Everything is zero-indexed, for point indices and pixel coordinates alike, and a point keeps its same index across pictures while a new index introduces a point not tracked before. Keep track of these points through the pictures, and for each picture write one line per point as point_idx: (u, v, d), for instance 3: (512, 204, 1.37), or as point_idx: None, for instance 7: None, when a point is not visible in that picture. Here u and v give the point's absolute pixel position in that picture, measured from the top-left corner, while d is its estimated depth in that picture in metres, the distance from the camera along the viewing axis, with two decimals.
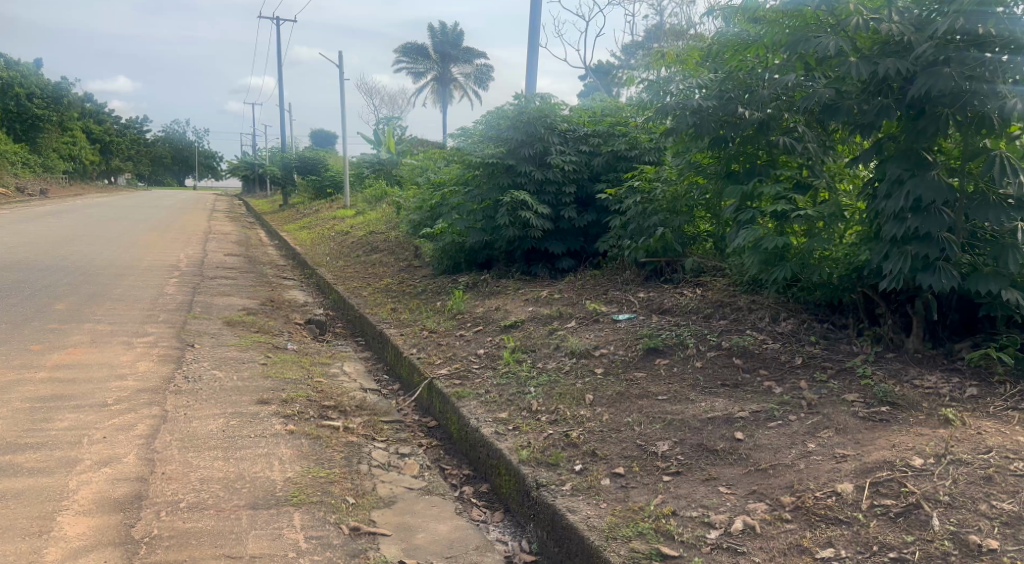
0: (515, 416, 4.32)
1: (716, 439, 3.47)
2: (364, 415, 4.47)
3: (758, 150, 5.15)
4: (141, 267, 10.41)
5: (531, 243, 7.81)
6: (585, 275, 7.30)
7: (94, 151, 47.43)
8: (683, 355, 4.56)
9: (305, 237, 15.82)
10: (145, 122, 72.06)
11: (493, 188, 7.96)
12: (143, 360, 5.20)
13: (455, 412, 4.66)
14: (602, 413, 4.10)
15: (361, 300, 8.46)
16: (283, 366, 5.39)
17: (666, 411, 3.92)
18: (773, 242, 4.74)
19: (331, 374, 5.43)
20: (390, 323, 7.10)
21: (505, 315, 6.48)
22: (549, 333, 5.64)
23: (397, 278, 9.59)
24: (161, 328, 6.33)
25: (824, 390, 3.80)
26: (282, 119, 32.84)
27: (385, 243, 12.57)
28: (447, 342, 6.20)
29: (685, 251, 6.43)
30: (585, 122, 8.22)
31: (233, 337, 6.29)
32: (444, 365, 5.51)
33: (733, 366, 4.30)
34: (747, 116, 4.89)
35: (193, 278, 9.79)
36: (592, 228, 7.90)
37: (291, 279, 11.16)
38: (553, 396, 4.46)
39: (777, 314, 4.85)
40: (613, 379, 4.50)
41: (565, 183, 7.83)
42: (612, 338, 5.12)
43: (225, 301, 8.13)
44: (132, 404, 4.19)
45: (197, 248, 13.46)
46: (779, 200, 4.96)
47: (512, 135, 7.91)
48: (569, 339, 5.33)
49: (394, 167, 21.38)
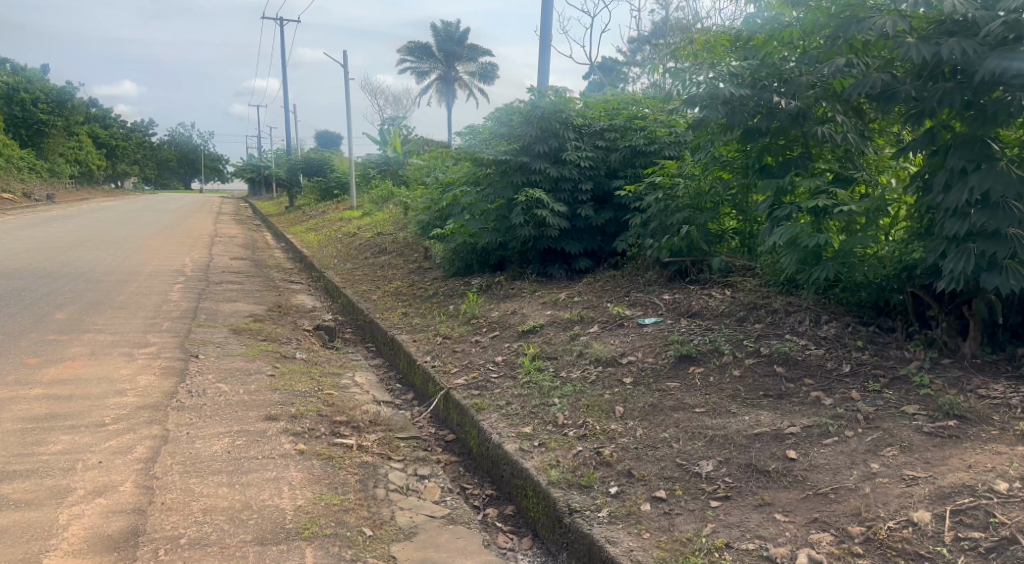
0: (540, 431, 4.03)
1: (766, 459, 3.17)
2: (378, 432, 4.18)
3: (793, 141, 4.85)
4: (145, 272, 10.15)
5: (547, 243, 7.50)
6: (605, 275, 6.99)
7: (99, 155, 47.28)
8: (718, 363, 4.25)
9: (312, 239, 15.54)
10: (150, 126, 72.03)
11: (507, 186, 7.65)
12: (144, 373, 4.92)
13: (474, 426, 4.36)
14: (634, 428, 3.80)
15: (370, 304, 8.17)
16: (292, 377, 5.10)
17: (706, 425, 3.62)
18: (814, 241, 4.44)
19: (341, 384, 5.14)
20: (402, 329, 6.81)
21: (522, 320, 6.18)
22: (570, 338, 5.34)
23: (407, 280, 9.29)
24: (163, 338, 6.06)
25: (879, 402, 3.50)
26: (286, 120, 32.52)
27: (394, 244, 12.27)
28: (463, 349, 5.90)
29: (711, 250, 6.12)
30: (600, 115, 7.90)
31: (239, 346, 6.01)
32: (461, 375, 5.22)
33: (775, 375, 3.99)
34: (784, 106, 4.60)
35: (198, 283, 9.52)
36: (611, 227, 7.58)
37: (298, 283, 10.87)
38: (580, 409, 4.16)
39: (818, 317, 4.54)
40: (644, 389, 4.20)
41: (582, 180, 7.53)
42: (640, 343, 4.81)
43: (230, 307, 7.85)
44: (132, 423, 3.91)
45: (202, 252, 13.18)
46: (816, 195, 4.67)
47: (526, 130, 7.61)
48: (592, 345, 5.03)
49: (401, 167, 21.09)
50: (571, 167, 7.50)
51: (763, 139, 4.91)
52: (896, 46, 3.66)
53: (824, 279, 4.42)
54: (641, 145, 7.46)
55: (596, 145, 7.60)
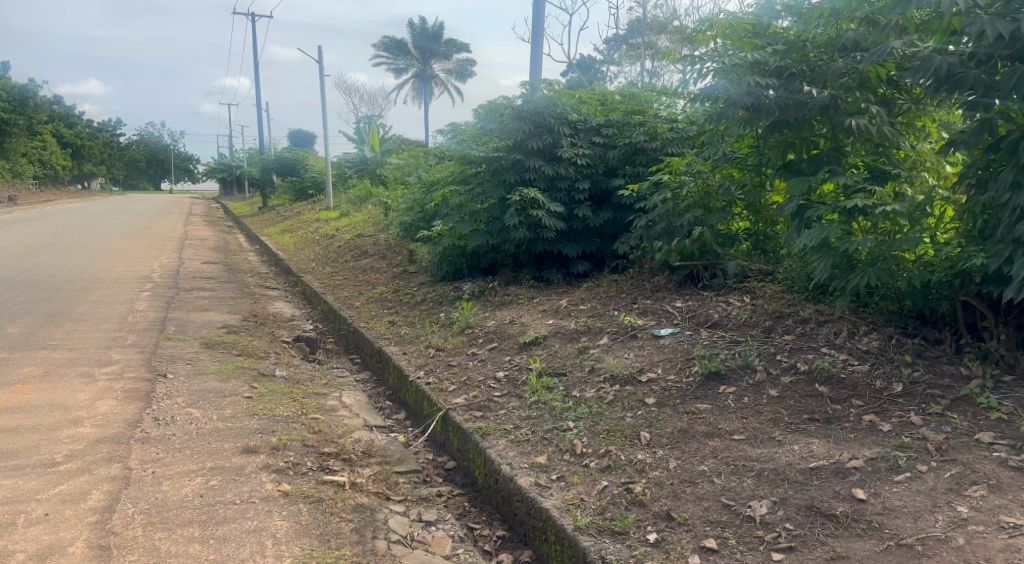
0: (556, 461, 3.58)
1: (829, 500, 2.76)
2: (373, 465, 3.69)
3: (821, 135, 4.43)
4: (110, 280, 9.54)
5: (543, 246, 7.05)
6: (606, 280, 6.57)
7: (65, 155, 45.98)
8: (752, 381, 3.83)
9: (288, 241, 14.96)
10: (118, 126, 70.55)
11: (499, 185, 7.20)
12: (104, 398, 4.38)
13: (480, 453, 3.90)
14: (666, 458, 3.36)
15: (353, 312, 7.67)
16: (272, 399, 4.60)
17: (749, 456, 3.19)
18: (852, 244, 4.03)
19: (328, 406, 4.64)
20: (390, 340, 6.33)
21: (522, 330, 5.72)
22: (578, 352, 4.89)
23: (392, 286, 8.80)
24: (127, 354, 5.51)
25: (947, 428, 3.10)
26: (260, 120, 31.66)
27: (375, 246, 11.75)
28: (459, 364, 5.43)
29: (725, 253, 5.69)
30: (597, 110, 7.45)
31: (213, 363, 5.48)
32: (460, 394, 4.76)
33: (818, 396, 3.58)
34: (815, 95, 4.17)
35: (167, 291, 8.94)
36: (610, 228, 7.14)
37: (276, 288, 10.32)
38: (599, 435, 3.72)
39: (855, 328, 4.12)
40: (670, 411, 3.75)
41: (579, 178, 7.09)
42: (659, 358, 4.37)
43: (202, 317, 7.30)
44: (88, 461, 3.41)
45: (171, 257, 12.57)
46: (849, 194, 4.27)
47: (518, 125, 7.16)
48: (605, 360, 4.59)
49: (379, 167, 20.54)
50: (567, 165, 7.06)
51: (788, 132, 4.49)
52: (968, 22, 3.28)
53: (862, 286, 4.01)
54: (642, 142, 7.02)
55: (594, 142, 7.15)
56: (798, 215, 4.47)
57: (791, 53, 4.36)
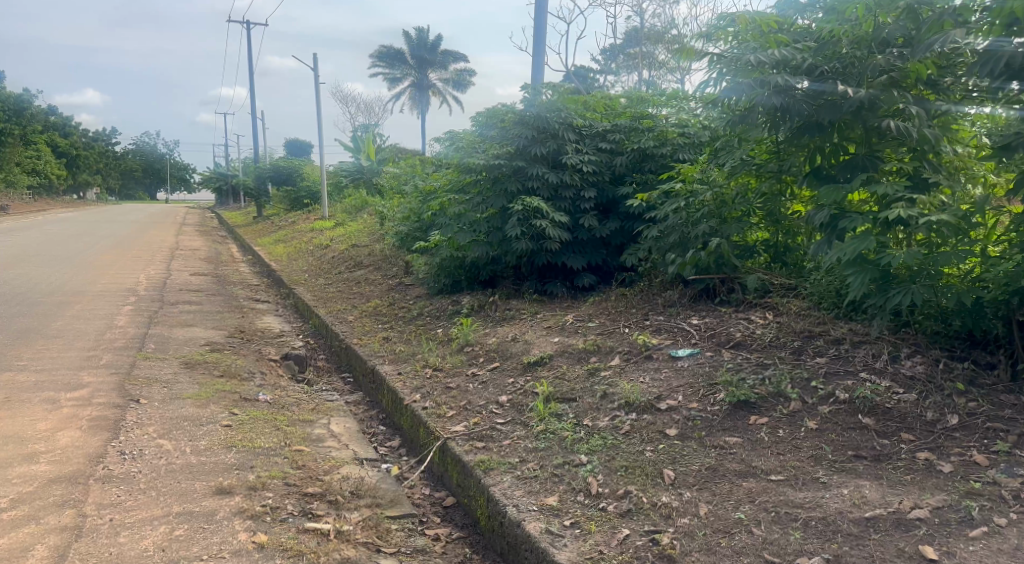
0: (569, 501, 3.18)
1: (893, 559, 2.40)
2: (362, 508, 3.29)
3: (855, 139, 4.05)
4: (92, 293, 9.14)
5: (546, 257, 6.67)
6: (615, 294, 6.19)
7: (59, 164, 45.57)
8: (785, 411, 3.43)
9: (282, 252, 14.56)
10: (114, 135, 70.28)
11: (499, 194, 6.81)
12: (67, 428, 3.98)
13: (482, 491, 3.50)
14: (694, 501, 2.97)
15: (346, 327, 7.27)
16: (254, 428, 4.20)
17: (791, 502, 2.80)
18: (893, 258, 3.64)
19: (315, 435, 4.23)
20: (385, 360, 5.94)
21: (525, 348, 5.32)
22: (588, 375, 4.49)
23: (386, 299, 8.40)
24: (99, 377, 5.10)
25: (1020, 471, 2.74)
26: (254, 130, 31.25)
27: (371, 257, 11.36)
28: (458, 386, 5.03)
29: (744, 265, 5.29)
30: (602, 114, 7.07)
31: (191, 385, 5.08)
32: (459, 422, 4.36)
33: (863, 429, 3.19)
34: (851, 95, 3.79)
35: (152, 304, 8.54)
36: (617, 239, 6.75)
37: (266, 301, 9.93)
38: (616, 472, 3.32)
39: (897, 350, 3.73)
40: (696, 445, 3.36)
41: (584, 186, 6.70)
42: (678, 383, 3.98)
43: (185, 334, 6.89)
44: (36, 506, 3.02)
45: (160, 268, 12.17)
46: (888, 203, 3.88)
47: (520, 131, 6.77)
48: (618, 384, 4.19)
49: (375, 175, 20.20)
50: (572, 173, 6.66)
51: (819, 136, 4.11)
52: None
53: (906, 304, 3.62)
54: (651, 147, 6.62)
55: (599, 148, 6.75)
56: (830, 224, 4.07)
57: (823, 48, 3.96)
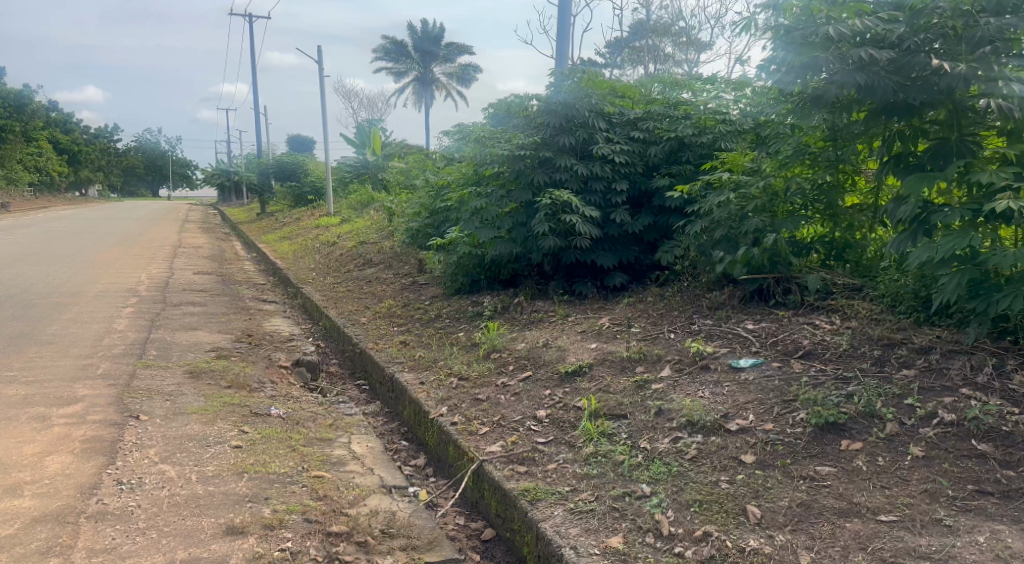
0: (636, 543, 2.73)
1: None
2: (395, 551, 2.86)
3: (946, 122, 3.60)
4: (90, 294, 8.69)
5: (574, 255, 6.19)
6: (652, 294, 5.73)
7: (60, 160, 45.03)
8: (882, 435, 2.98)
9: (286, 249, 14.11)
10: (115, 131, 69.84)
11: (524, 187, 6.35)
12: (57, 452, 3.54)
13: (529, 526, 3.05)
14: (791, 547, 2.54)
15: (359, 330, 6.81)
16: (267, 451, 3.75)
17: (914, 551, 2.41)
18: (1001, 257, 3.20)
19: (334, 456, 3.78)
20: (404, 367, 5.49)
21: (560, 355, 4.87)
22: (637, 387, 4.02)
23: (400, 298, 7.94)
24: (95, 389, 4.66)
25: None
26: (257, 125, 30.72)
27: (381, 254, 10.91)
28: (488, 398, 4.58)
29: (800, 264, 4.82)
30: (633, 101, 6.61)
31: (196, 398, 4.63)
32: (495, 440, 3.91)
33: (981, 458, 2.76)
34: (948, 71, 3.37)
35: (152, 306, 8.09)
36: (650, 235, 6.29)
37: (273, 301, 9.47)
38: (688, 506, 2.87)
39: (1001, 362, 3.29)
40: (781, 476, 2.92)
41: (615, 179, 6.22)
42: (746, 401, 3.51)
43: (188, 338, 6.44)
44: (19, 557, 2.60)
45: (161, 267, 11.72)
46: (988, 194, 3.44)
47: (547, 119, 6.30)
48: (675, 398, 3.72)
49: (381, 171, 19.75)
50: (602, 164, 6.20)
51: (904, 118, 3.67)
52: None
53: (1017, 310, 3.19)
54: (688, 136, 6.17)
55: (632, 137, 6.30)
56: (917, 219, 3.62)
57: (914, 17, 3.52)
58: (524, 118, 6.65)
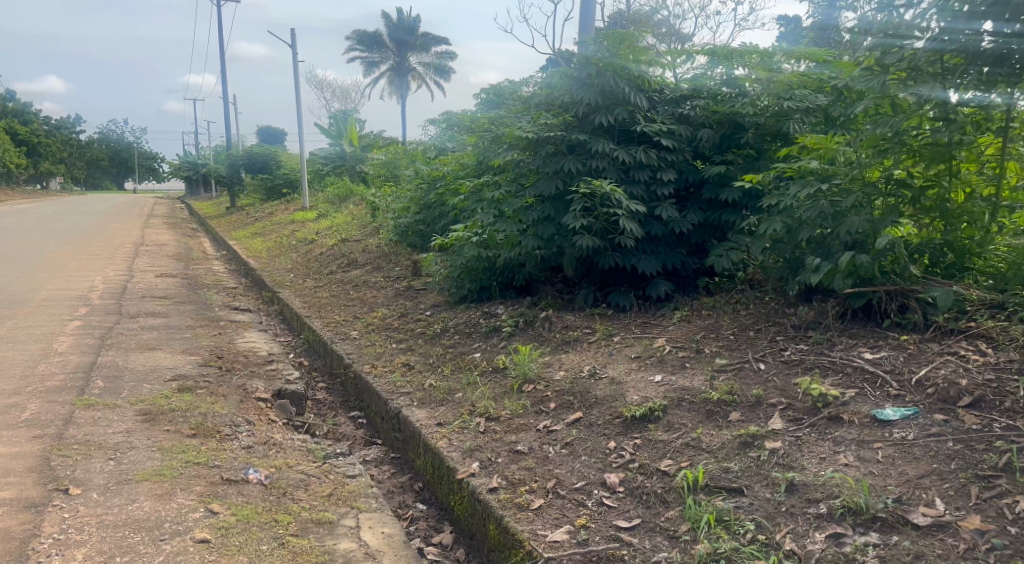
0: None
1: None
2: None
3: None
4: (31, 304, 7.47)
5: (613, 259, 5.17)
6: (714, 307, 4.75)
7: (19, 151, 42.83)
8: None
9: (260, 247, 12.91)
10: (77, 122, 67.44)
11: (551, 176, 5.27)
12: None
13: None
14: None
15: (351, 348, 5.71)
16: (243, 548, 2.69)
17: None
18: None
19: (339, 553, 2.74)
20: (412, 401, 4.42)
21: (616, 391, 3.84)
22: (742, 444, 3.01)
23: (395, 307, 6.85)
24: (12, 448, 3.52)
25: None
26: (226, 115, 29.33)
27: (366, 253, 9.79)
28: (532, 451, 3.54)
29: (919, 274, 3.84)
30: (675, 77, 5.61)
31: (149, 455, 3.53)
32: (558, 521, 2.89)
33: None
34: None
35: (104, 319, 6.90)
36: (698, 235, 5.32)
37: (245, 308, 8.31)
38: None
39: None
40: None
41: (661, 167, 5.22)
42: (919, 475, 2.55)
43: (144, 363, 5.30)
44: None
45: (119, 269, 10.45)
46: None
47: (580, 94, 5.26)
48: (809, 469, 2.73)
49: (359, 163, 18.57)
50: (646, 149, 5.19)
51: None
52: None
53: None
54: (747, 115, 5.18)
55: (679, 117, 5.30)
56: None
57: None
58: (546, 95, 5.60)
